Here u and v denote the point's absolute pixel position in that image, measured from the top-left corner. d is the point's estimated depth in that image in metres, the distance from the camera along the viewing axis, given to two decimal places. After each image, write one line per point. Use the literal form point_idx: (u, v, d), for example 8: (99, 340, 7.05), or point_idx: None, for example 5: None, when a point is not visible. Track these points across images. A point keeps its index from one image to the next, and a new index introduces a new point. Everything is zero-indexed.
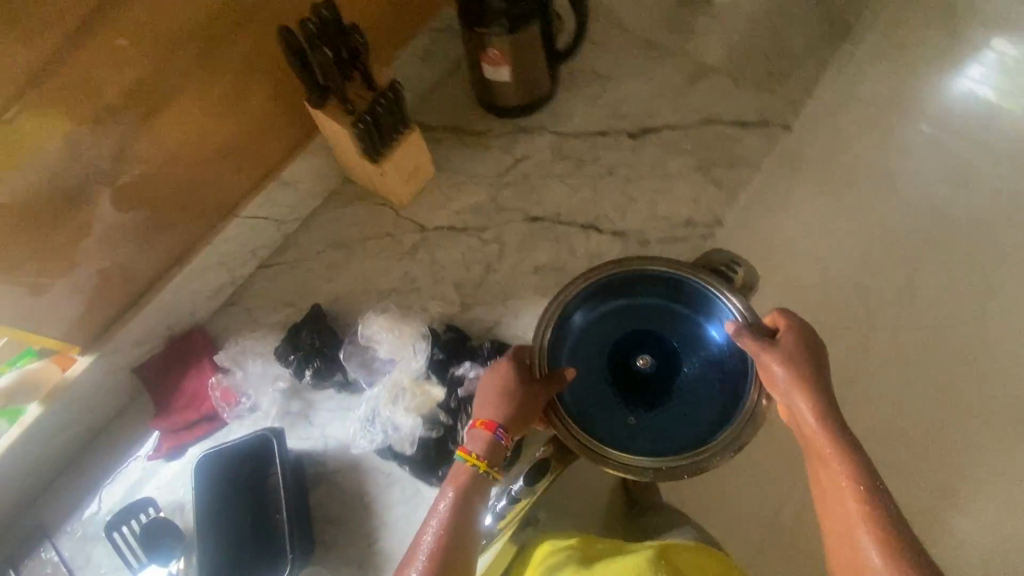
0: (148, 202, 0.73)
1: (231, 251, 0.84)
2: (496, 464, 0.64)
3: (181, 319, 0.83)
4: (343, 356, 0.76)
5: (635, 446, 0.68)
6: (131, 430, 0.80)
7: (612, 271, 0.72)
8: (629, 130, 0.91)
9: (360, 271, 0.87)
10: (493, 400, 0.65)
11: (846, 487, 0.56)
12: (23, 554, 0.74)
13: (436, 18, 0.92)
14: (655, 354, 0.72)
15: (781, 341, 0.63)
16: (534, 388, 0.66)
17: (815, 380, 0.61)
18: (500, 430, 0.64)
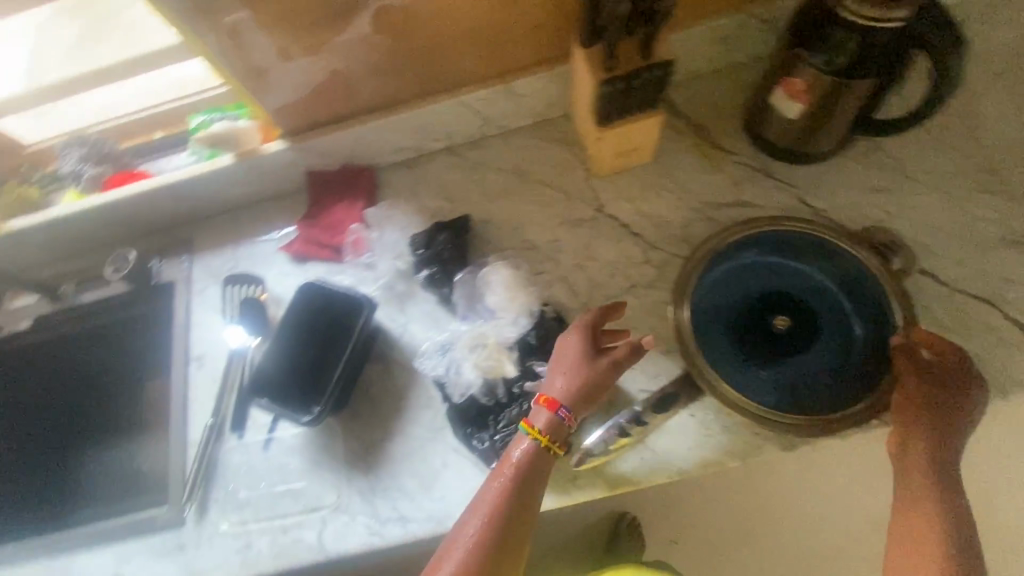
0: (394, 45, 0.74)
1: (431, 123, 0.85)
2: (561, 440, 0.62)
3: (362, 155, 0.88)
4: (457, 278, 0.78)
5: (764, 394, 0.70)
6: (282, 217, 0.90)
7: (768, 227, 0.75)
8: (890, 251, 0.73)
9: (522, 210, 0.84)
10: (558, 375, 0.63)
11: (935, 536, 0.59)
12: (173, 255, 0.91)
13: (766, 5, 0.77)
14: (792, 318, 0.73)
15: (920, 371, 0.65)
16: (600, 363, 0.63)
17: (943, 428, 0.63)
18: (564, 409, 0.62)
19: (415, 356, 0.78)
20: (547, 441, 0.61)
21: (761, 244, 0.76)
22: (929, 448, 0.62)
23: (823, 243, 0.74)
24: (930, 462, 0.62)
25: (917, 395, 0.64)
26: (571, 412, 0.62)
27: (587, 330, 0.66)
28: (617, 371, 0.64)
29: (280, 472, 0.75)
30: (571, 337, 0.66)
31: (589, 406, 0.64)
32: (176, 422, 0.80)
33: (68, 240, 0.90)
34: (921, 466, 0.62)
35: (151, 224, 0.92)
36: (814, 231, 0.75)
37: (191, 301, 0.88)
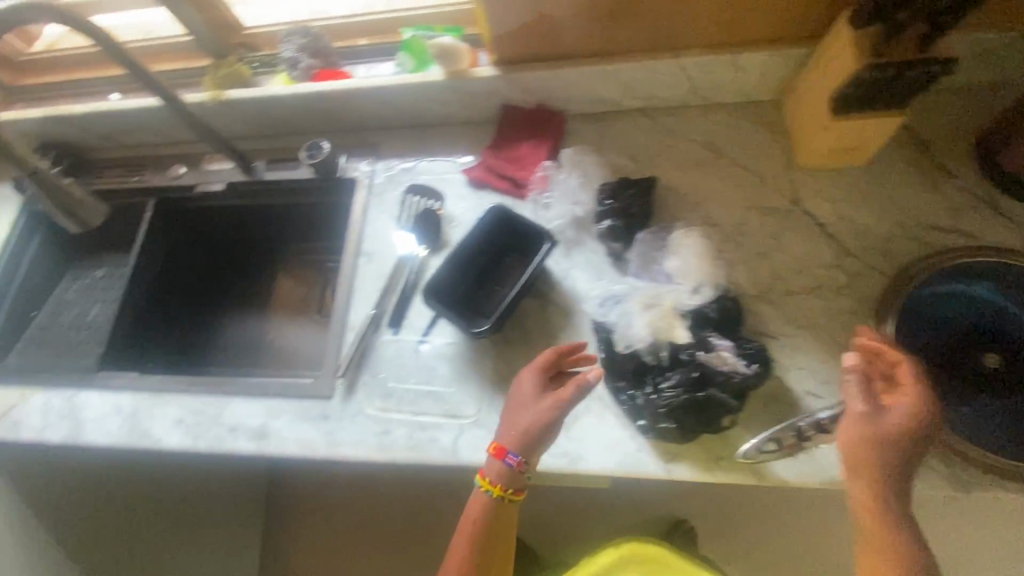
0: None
1: (639, 81, 0.84)
2: (515, 482, 0.67)
3: (559, 98, 0.88)
4: (639, 236, 0.76)
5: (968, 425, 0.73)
6: (466, 142, 0.93)
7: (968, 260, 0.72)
8: None
9: (709, 186, 0.82)
10: (508, 425, 0.67)
11: (902, 547, 0.57)
12: (359, 155, 0.97)
13: None
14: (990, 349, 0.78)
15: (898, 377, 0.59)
16: (546, 403, 0.66)
17: (905, 437, 0.56)
18: (512, 456, 0.66)
19: (575, 302, 0.78)
20: (500, 489, 0.67)
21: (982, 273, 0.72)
22: (887, 465, 0.56)
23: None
24: (887, 476, 0.57)
25: (851, 431, 0.58)
26: (519, 462, 0.66)
27: (537, 371, 0.69)
28: (564, 409, 0.66)
29: (427, 374, 0.79)
30: (520, 383, 0.69)
31: (547, 440, 0.67)
32: (340, 304, 0.86)
33: (272, 119, 0.96)
34: (873, 479, 0.57)
35: (346, 122, 0.97)
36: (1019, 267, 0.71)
37: (369, 200, 0.93)
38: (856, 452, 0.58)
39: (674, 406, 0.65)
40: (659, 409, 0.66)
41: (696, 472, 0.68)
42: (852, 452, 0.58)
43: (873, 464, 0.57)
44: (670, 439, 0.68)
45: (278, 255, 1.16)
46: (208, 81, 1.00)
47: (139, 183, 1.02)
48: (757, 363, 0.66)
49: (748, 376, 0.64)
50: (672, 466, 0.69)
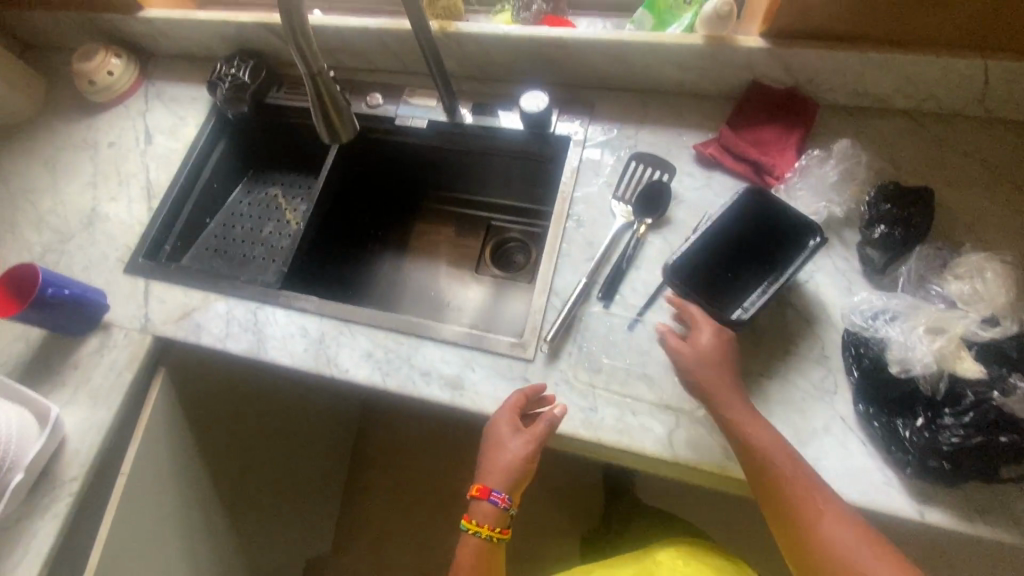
0: None
1: (923, 80, 0.75)
2: (501, 520, 0.72)
3: (819, 84, 0.80)
4: (915, 250, 0.69)
5: None
6: (695, 116, 0.86)
7: None
8: None
9: (983, 208, 0.73)
10: (491, 465, 0.72)
11: (766, 436, 0.62)
12: (571, 112, 0.91)
13: None
14: None
15: (707, 325, 0.68)
16: (522, 446, 0.69)
17: (724, 340, 0.67)
18: (495, 494, 0.71)
19: (819, 311, 0.72)
20: (487, 529, 0.72)
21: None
22: (726, 366, 0.66)
23: None
24: (731, 381, 0.65)
25: (684, 355, 0.67)
26: (503, 499, 0.71)
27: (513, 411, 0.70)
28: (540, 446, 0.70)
29: (641, 357, 0.74)
30: (497, 427, 0.70)
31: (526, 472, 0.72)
32: (543, 266, 0.81)
33: (489, 59, 0.91)
34: (725, 387, 0.65)
35: (562, 75, 0.91)
36: None
37: (582, 162, 0.87)
38: (704, 373, 0.65)
39: (962, 449, 0.58)
40: (939, 447, 0.59)
41: (958, 521, 0.60)
42: (700, 370, 0.66)
43: (721, 374, 0.65)
44: (930, 479, 0.61)
45: (436, 198, 1.16)
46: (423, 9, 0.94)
47: None
48: None
49: None
50: (925, 509, 0.61)
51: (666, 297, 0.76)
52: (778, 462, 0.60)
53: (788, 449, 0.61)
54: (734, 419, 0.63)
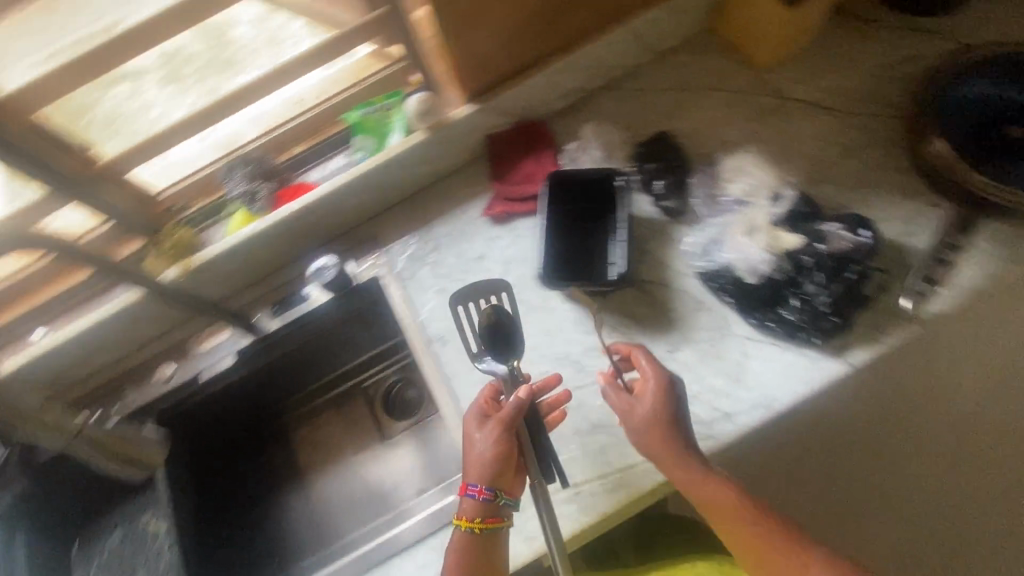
0: None
1: (600, 60, 0.87)
2: (486, 510, 0.63)
3: (536, 107, 0.88)
4: (692, 183, 0.79)
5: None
6: (466, 187, 0.90)
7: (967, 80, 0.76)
8: None
9: (705, 116, 0.87)
10: (465, 460, 0.65)
11: (721, 499, 0.60)
12: (365, 253, 0.88)
13: None
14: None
15: (643, 386, 0.65)
16: (491, 428, 0.64)
17: (663, 395, 0.64)
18: (472, 486, 0.63)
19: (670, 271, 0.77)
20: (468, 521, 0.62)
21: (1009, 61, 0.76)
22: (668, 423, 0.63)
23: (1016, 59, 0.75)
24: (676, 445, 0.62)
25: (632, 417, 0.65)
26: (477, 490, 0.62)
27: (478, 403, 0.68)
28: (514, 433, 0.65)
29: (585, 421, 0.72)
30: (467, 418, 0.67)
31: (509, 474, 0.65)
32: (443, 403, 0.76)
33: (255, 260, 0.85)
34: (673, 450, 0.62)
35: (333, 228, 0.88)
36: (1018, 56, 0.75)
37: (402, 286, 0.85)
38: (644, 439, 0.63)
39: (835, 300, 0.68)
40: (822, 310, 0.68)
41: (875, 349, 0.68)
42: (645, 437, 0.63)
43: (667, 439, 0.62)
44: (833, 336, 0.69)
45: (295, 403, 1.02)
46: (155, 262, 0.85)
47: (125, 408, 0.86)
48: (864, 228, 0.70)
49: (867, 242, 0.69)
50: (850, 359, 0.69)
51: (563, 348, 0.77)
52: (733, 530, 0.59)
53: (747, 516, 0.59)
54: (682, 477, 0.61)
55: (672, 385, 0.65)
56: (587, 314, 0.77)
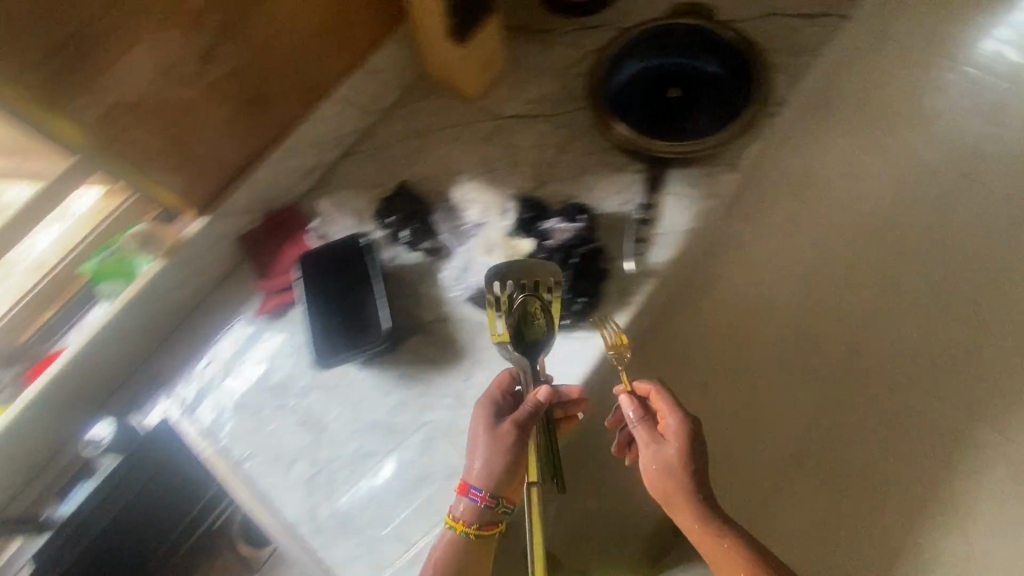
0: (258, 75, 0.80)
1: (323, 135, 0.91)
2: (485, 517, 0.66)
3: (279, 196, 0.90)
4: (437, 221, 0.83)
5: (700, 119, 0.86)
6: (236, 294, 0.88)
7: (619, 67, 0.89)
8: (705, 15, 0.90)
9: (440, 155, 0.93)
10: (470, 460, 0.68)
11: (725, 535, 0.69)
12: (152, 398, 0.84)
13: None
14: (676, 80, 0.89)
15: (695, 441, 0.73)
16: (506, 429, 0.67)
17: (683, 442, 0.72)
18: (473, 490, 0.66)
19: (444, 307, 0.80)
20: (462, 525, 0.66)
21: (639, 41, 0.89)
22: (698, 471, 0.71)
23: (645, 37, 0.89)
24: (706, 495, 0.71)
25: (668, 460, 0.72)
26: (478, 496, 0.66)
27: (490, 399, 0.70)
28: (525, 439, 0.68)
29: (411, 484, 0.72)
30: (478, 412, 0.69)
31: (515, 477, 0.68)
32: (271, 522, 0.74)
33: (20, 454, 0.77)
34: (720, 502, 0.70)
35: (107, 384, 0.83)
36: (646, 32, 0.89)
37: (197, 417, 0.81)
38: (701, 487, 0.71)
39: (574, 284, 0.76)
40: (567, 296, 0.75)
41: (628, 312, 0.76)
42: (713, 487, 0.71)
43: (707, 489, 0.71)
44: (591, 314, 0.75)
45: None
46: None
47: None
48: (579, 215, 0.80)
49: (583, 225, 0.78)
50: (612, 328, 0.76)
51: (374, 420, 0.75)
52: (722, 556, 0.68)
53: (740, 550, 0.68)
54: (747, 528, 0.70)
55: (693, 436, 0.73)
56: (383, 378, 0.77)
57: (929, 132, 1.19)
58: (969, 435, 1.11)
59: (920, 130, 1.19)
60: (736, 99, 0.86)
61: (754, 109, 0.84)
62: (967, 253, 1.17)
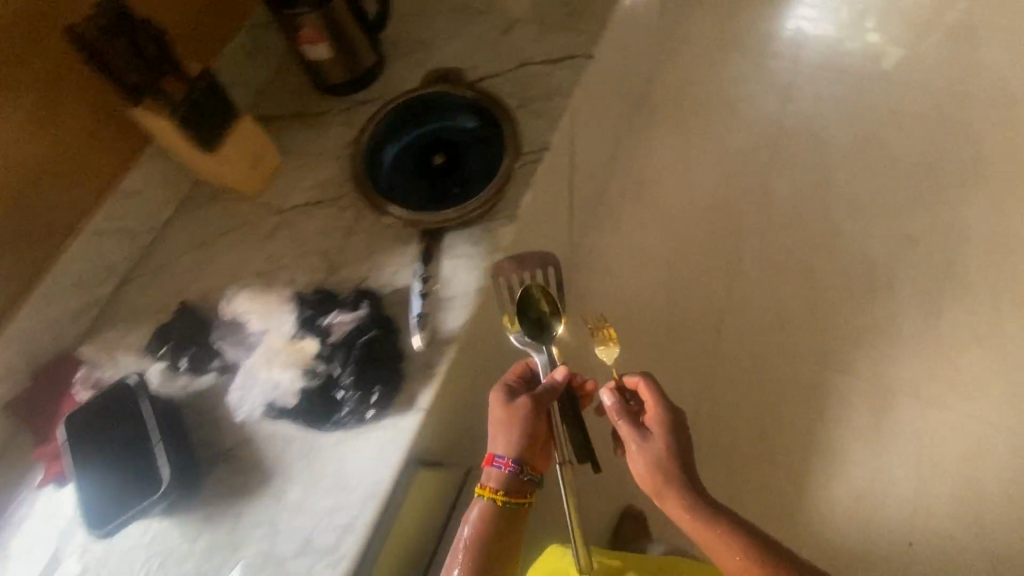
0: None
1: (87, 271, 0.84)
2: (514, 487, 0.70)
3: (46, 347, 0.82)
4: (218, 339, 0.80)
5: (470, 174, 0.89)
6: (13, 469, 0.78)
7: (384, 149, 0.91)
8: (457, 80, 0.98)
9: (225, 263, 0.88)
10: (493, 435, 0.73)
11: (708, 519, 0.71)
12: None
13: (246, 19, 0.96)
14: (441, 144, 0.92)
15: (672, 429, 0.77)
16: (521, 403, 0.71)
17: (667, 430, 0.76)
18: (498, 459, 0.71)
19: (243, 427, 0.75)
20: (490, 494, 0.70)
21: (395, 117, 0.93)
22: (683, 460, 0.75)
23: (398, 112, 0.92)
24: (689, 482, 0.73)
25: (657, 449, 0.75)
26: (505, 465, 0.70)
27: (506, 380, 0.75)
28: (538, 411, 0.72)
29: None
30: (499, 389, 0.74)
31: (535, 450, 0.73)
32: None
33: None
34: (698, 492, 0.72)
35: None
36: (399, 106, 0.92)
37: None
38: (682, 471, 0.74)
39: (362, 375, 0.72)
40: (358, 389, 0.72)
41: (433, 384, 0.74)
42: (694, 479, 0.74)
43: (688, 478, 0.74)
44: (392, 396, 0.74)
45: None
46: None
47: None
48: (362, 301, 0.78)
49: (365, 311, 0.76)
50: (418, 403, 0.74)
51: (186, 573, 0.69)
52: (707, 536, 0.70)
53: (728, 533, 0.69)
54: (717, 512, 0.71)
55: (675, 423, 0.77)
56: (187, 523, 0.71)
57: (716, 138, 1.62)
58: (811, 389, 1.30)
59: (701, 138, 1.62)
60: (495, 149, 0.90)
61: (510, 161, 0.88)
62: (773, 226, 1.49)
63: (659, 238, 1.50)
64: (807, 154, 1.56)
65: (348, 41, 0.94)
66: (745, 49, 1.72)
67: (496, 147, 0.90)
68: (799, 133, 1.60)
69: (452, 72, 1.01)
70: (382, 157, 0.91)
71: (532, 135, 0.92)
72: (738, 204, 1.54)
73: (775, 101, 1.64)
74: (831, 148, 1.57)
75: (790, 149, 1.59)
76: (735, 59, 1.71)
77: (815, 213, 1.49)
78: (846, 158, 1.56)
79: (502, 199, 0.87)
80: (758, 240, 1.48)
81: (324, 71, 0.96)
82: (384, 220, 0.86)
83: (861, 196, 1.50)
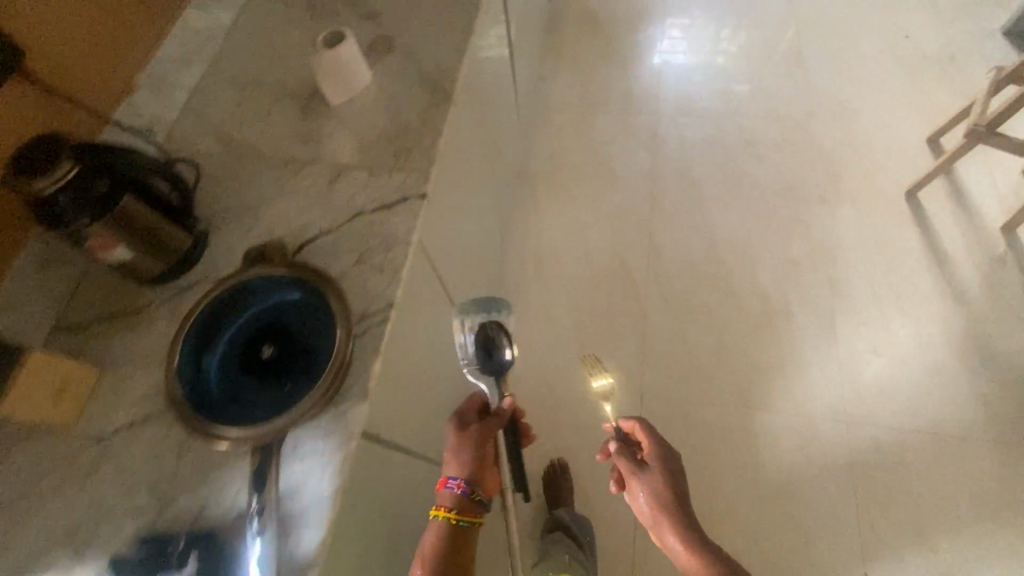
0: None
1: None
2: (465, 502, 0.96)
3: None
4: None
5: (306, 357, 0.83)
6: None
7: (209, 353, 0.85)
8: (285, 246, 0.92)
9: (38, 519, 0.75)
10: (450, 460, 1.01)
11: (684, 534, 0.98)
12: None
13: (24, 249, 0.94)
14: (269, 332, 0.87)
15: (661, 461, 1.07)
16: (470, 433, 1.00)
17: (660, 465, 1.07)
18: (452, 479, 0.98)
19: None
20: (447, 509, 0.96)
21: (212, 313, 0.87)
22: (672, 488, 1.04)
23: (214, 309, 0.86)
24: (675, 503, 1.02)
25: (654, 477, 1.06)
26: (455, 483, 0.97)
27: (462, 416, 1.05)
28: (484, 440, 1.01)
29: None
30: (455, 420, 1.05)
31: (485, 470, 1.00)
32: None
33: None
34: (681, 511, 1.01)
35: None
36: (212, 303, 0.86)
37: None
38: (666, 497, 1.03)
39: None
40: None
41: None
42: (682, 502, 1.02)
43: (676, 501, 1.02)
44: None
45: None
46: None
47: None
48: (189, 554, 0.68)
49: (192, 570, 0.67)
50: None
51: None
52: (685, 545, 0.97)
53: (697, 546, 0.96)
54: (690, 528, 0.98)
55: (666, 460, 1.08)
56: None
57: (596, 230, 2.05)
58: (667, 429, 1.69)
59: (577, 234, 2.05)
60: (328, 321, 0.85)
61: (345, 333, 0.82)
62: (619, 304, 1.90)
63: (539, 330, 1.91)
64: (642, 236, 2.00)
65: (133, 224, 0.82)
66: (632, 140, 2.19)
67: (327, 318, 0.85)
68: (682, 202, 2.04)
69: (276, 240, 0.93)
70: (210, 362, 0.85)
71: (373, 295, 0.86)
72: (595, 289, 1.94)
73: (642, 183, 2.10)
74: (708, 209, 2.01)
75: (628, 234, 2.02)
76: (634, 147, 2.18)
77: (715, 260, 1.92)
78: (720, 214, 1.99)
79: (349, 377, 0.79)
80: (612, 317, 1.89)
81: (135, 268, 0.88)
82: (219, 447, 0.76)
83: (681, 265, 1.93)
